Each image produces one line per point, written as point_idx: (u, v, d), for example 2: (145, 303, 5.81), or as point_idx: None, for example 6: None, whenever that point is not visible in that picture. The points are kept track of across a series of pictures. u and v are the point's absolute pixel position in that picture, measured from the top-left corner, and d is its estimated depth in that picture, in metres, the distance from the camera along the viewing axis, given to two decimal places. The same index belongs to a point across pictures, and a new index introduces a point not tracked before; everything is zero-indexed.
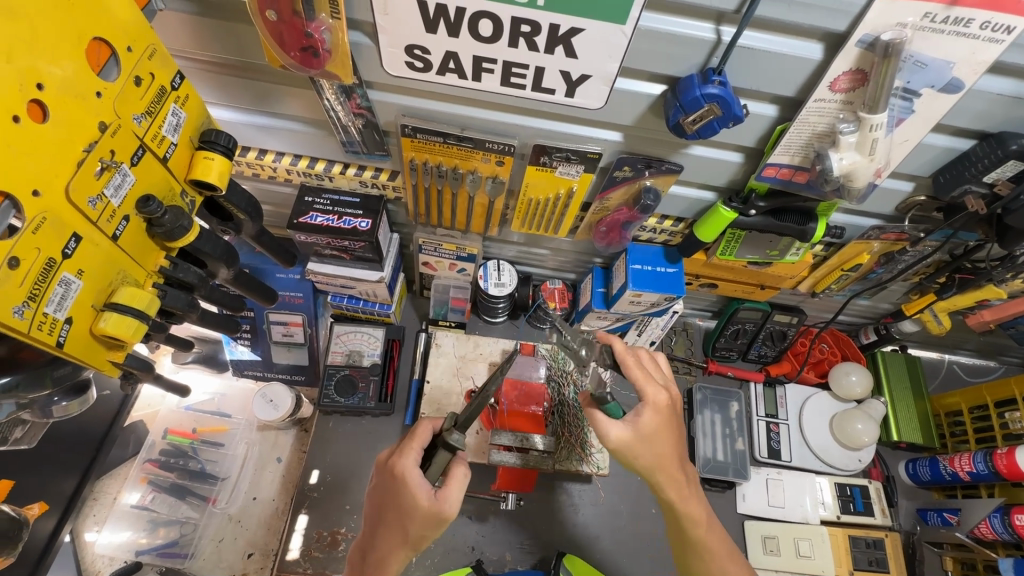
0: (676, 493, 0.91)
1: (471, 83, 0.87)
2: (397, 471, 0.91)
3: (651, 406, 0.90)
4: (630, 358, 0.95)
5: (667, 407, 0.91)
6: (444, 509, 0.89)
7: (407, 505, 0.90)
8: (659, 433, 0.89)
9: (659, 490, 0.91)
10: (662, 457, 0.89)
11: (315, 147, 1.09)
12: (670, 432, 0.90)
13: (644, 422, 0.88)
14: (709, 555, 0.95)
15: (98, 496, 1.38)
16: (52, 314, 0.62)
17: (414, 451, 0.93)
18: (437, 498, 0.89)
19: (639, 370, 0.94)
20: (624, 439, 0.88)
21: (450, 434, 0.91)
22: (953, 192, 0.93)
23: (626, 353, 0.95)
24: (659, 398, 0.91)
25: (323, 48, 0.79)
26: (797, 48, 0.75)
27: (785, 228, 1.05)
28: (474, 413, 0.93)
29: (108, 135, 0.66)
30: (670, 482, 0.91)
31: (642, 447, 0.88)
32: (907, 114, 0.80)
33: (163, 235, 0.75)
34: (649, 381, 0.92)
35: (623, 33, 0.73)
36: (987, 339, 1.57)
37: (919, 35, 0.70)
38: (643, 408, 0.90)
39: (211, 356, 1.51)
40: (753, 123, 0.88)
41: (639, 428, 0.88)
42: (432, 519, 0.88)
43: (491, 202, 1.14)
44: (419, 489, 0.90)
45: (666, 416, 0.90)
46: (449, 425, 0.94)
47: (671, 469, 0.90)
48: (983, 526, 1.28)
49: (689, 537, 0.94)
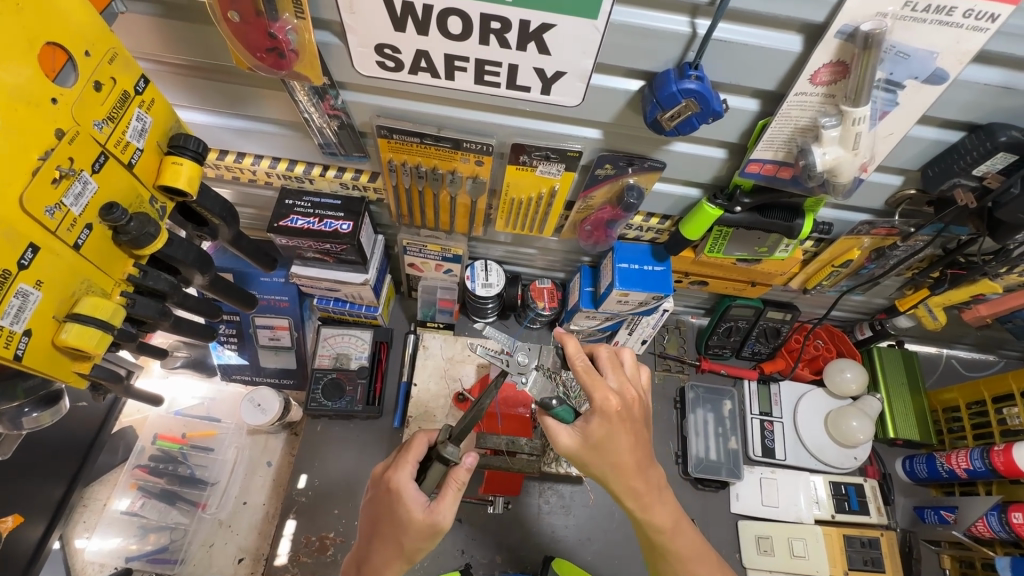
0: (637, 503, 0.92)
1: (445, 82, 0.85)
2: (393, 484, 0.91)
3: (599, 414, 0.86)
4: (580, 360, 0.89)
5: (616, 413, 0.86)
6: (439, 521, 0.88)
7: (402, 519, 0.89)
8: (610, 442, 0.87)
9: (620, 499, 0.92)
10: (617, 467, 0.89)
11: (294, 150, 1.07)
12: (623, 441, 0.87)
13: (593, 431, 0.87)
14: (678, 561, 0.95)
15: (89, 503, 1.37)
16: (8, 326, 0.61)
17: (408, 464, 0.93)
18: (431, 511, 0.88)
19: (588, 375, 0.88)
20: (573, 445, 0.89)
21: (444, 447, 0.91)
22: (942, 186, 0.90)
23: (578, 355, 0.89)
24: (608, 405, 0.86)
25: (289, 48, 0.77)
26: (776, 40, 0.73)
27: (772, 225, 1.02)
28: (468, 427, 0.91)
29: (65, 142, 0.64)
30: (628, 490, 0.91)
31: (593, 453, 0.88)
32: (891, 107, 0.78)
33: (130, 243, 0.74)
34: (597, 386, 0.86)
35: (595, 28, 0.71)
36: (985, 333, 1.54)
37: (900, 24, 0.68)
38: (592, 414, 0.87)
39: (199, 360, 1.50)
40: (735, 118, 0.86)
41: (586, 435, 0.87)
42: (427, 531, 0.88)
43: (473, 202, 1.12)
44: (414, 502, 0.89)
45: (616, 424, 0.87)
46: (444, 437, 0.93)
47: (630, 477, 0.90)
48: (980, 524, 1.26)
49: (660, 545, 0.95)
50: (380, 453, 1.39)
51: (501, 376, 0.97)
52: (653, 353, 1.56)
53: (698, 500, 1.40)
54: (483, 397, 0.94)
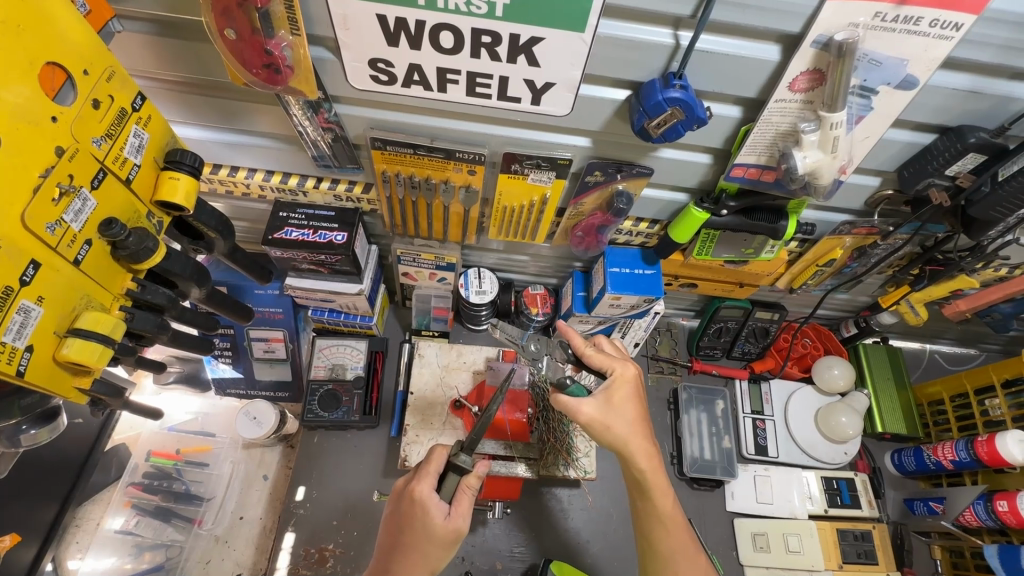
0: (648, 463, 0.93)
1: (437, 95, 0.87)
2: (416, 495, 0.91)
3: (618, 380, 0.94)
4: (590, 349, 1.00)
5: (633, 378, 0.96)
6: (460, 526, 0.92)
7: (425, 529, 0.90)
8: (624, 401, 0.93)
9: (630, 461, 0.93)
10: (633, 424, 0.93)
11: (287, 162, 1.08)
12: (636, 402, 0.95)
13: (614, 393, 0.94)
14: (670, 524, 0.95)
15: (81, 523, 1.34)
16: (10, 343, 0.61)
17: (429, 476, 0.93)
18: (452, 518, 0.91)
19: (601, 355, 0.98)
20: (594, 413, 0.92)
21: (460, 457, 0.94)
22: (918, 185, 0.94)
23: (586, 346, 1.00)
24: (626, 372, 0.96)
25: (284, 64, 0.79)
26: (755, 50, 0.76)
27: (757, 227, 1.06)
28: (482, 431, 0.95)
29: (65, 160, 0.65)
30: (642, 450, 0.92)
31: (612, 416, 0.92)
32: (866, 112, 0.81)
33: (128, 257, 0.75)
34: (616, 359, 0.97)
35: (582, 41, 0.74)
36: (965, 328, 1.59)
37: (871, 34, 0.71)
38: (611, 383, 0.94)
39: (192, 375, 1.48)
40: (718, 125, 0.89)
41: (608, 398, 0.93)
42: (448, 539, 0.91)
43: (466, 211, 1.14)
44: (437, 511, 0.90)
45: (631, 387, 0.95)
46: (456, 448, 0.97)
47: (640, 435, 0.93)
48: (968, 514, 1.29)
49: (658, 507, 0.95)
50: (378, 463, 1.39)
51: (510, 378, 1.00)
52: (646, 356, 1.59)
53: (694, 500, 1.42)
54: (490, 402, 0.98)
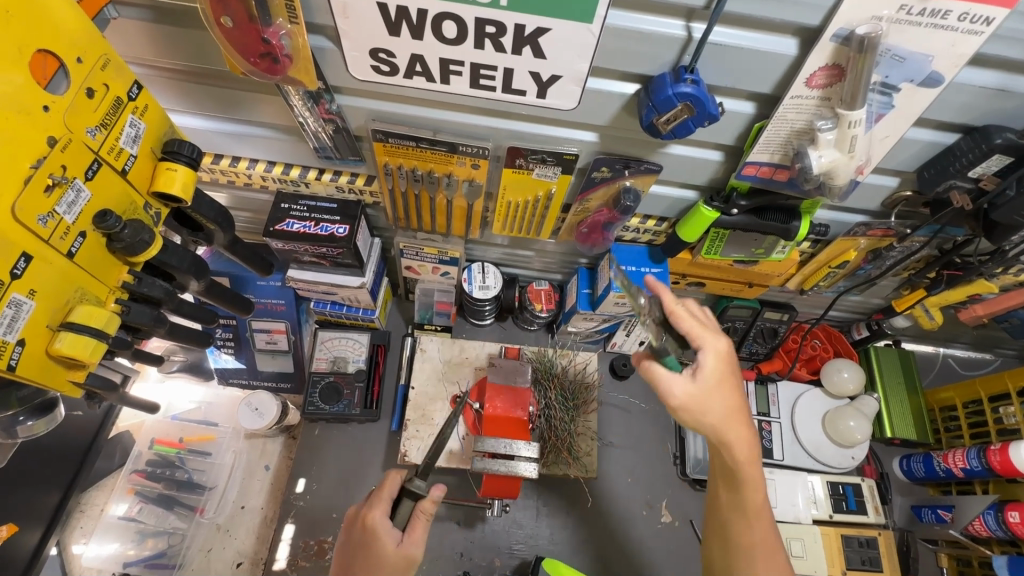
0: (745, 453, 0.88)
1: (440, 86, 0.84)
2: (368, 521, 0.90)
3: (712, 355, 0.87)
4: (681, 308, 0.91)
5: (727, 355, 0.88)
6: (413, 554, 0.90)
7: (376, 556, 0.89)
8: (721, 383, 0.87)
9: (726, 449, 0.88)
10: (731, 409, 0.87)
11: (289, 153, 1.07)
12: (734, 380, 0.88)
13: (707, 369, 0.86)
14: (756, 519, 0.91)
15: (86, 508, 1.37)
16: (1, 337, 0.61)
17: (382, 502, 0.92)
18: (405, 544, 0.90)
19: (692, 319, 0.89)
20: (686, 396, 0.86)
21: (414, 482, 0.92)
22: (939, 187, 0.90)
23: (676, 303, 0.91)
24: (719, 346, 0.88)
25: (283, 53, 0.77)
26: (772, 43, 0.73)
27: (768, 227, 1.03)
28: (434, 460, 0.92)
29: (58, 150, 0.64)
30: (741, 438, 0.87)
31: (709, 398, 0.86)
32: (886, 110, 0.77)
33: (124, 250, 0.74)
34: (707, 330, 0.88)
35: (589, 32, 0.71)
36: (981, 332, 1.55)
37: (895, 27, 0.68)
38: (705, 357, 0.87)
39: (196, 365, 1.49)
40: (731, 121, 0.86)
41: (706, 378, 0.86)
42: (401, 567, 0.89)
43: (469, 205, 1.12)
44: (388, 536, 0.89)
45: (728, 364, 0.88)
46: (412, 473, 0.95)
47: (741, 422, 0.87)
48: (977, 523, 1.26)
49: (747, 500, 0.91)
50: (379, 456, 1.39)
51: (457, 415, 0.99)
52: None
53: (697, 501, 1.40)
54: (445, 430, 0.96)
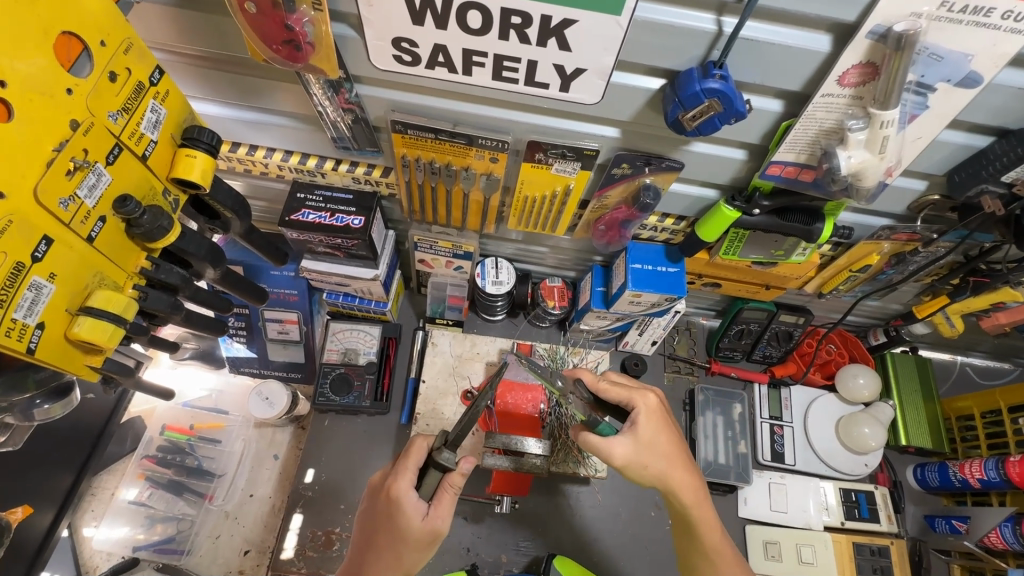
0: (691, 497, 0.92)
1: (462, 78, 0.83)
2: (393, 493, 0.89)
3: (643, 412, 0.92)
4: (604, 382, 0.98)
5: (658, 409, 0.94)
6: (438, 528, 0.89)
7: (401, 528, 0.89)
8: (658, 437, 0.92)
9: (674, 496, 0.92)
10: (669, 458, 0.91)
11: (306, 143, 1.06)
12: (668, 432, 0.93)
13: (642, 426, 0.91)
14: (716, 557, 0.94)
15: (97, 492, 1.38)
16: (21, 319, 0.60)
17: (408, 472, 0.91)
18: (430, 518, 0.89)
19: (618, 387, 0.96)
20: (627, 454, 0.90)
21: (442, 453, 0.90)
22: (969, 192, 0.88)
23: (598, 380, 0.99)
24: (649, 403, 0.94)
25: (305, 41, 0.76)
26: (805, 39, 0.71)
27: (789, 228, 1.00)
28: (465, 431, 0.90)
29: (80, 134, 0.63)
30: (684, 483, 0.92)
31: (648, 454, 0.90)
32: (920, 110, 0.75)
33: (143, 236, 0.73)
34: (635, 392, 0.94)
35: (617, 25, 0.69)
36: (1002, 341, 1.52)
37: (934, 25, 0.65)
38: (638, 417, 0.92)
39: (208, 353, 1.49)
40: (757, 119, 0.84)
41: (639, 437, 0.90)
42: (425, 541, 0.89)
43: (486, 199, 1.11)
44: (414, 510, 0.89)
45: (660, 419, 0.93)
46: (439, 442, 0.92)
47: (682, 467, 0.92)
48: (993, 535, 1.24)
49: (704, 540, 0.94)
50: (387, 449, 1.39)
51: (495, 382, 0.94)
52: (663, 354, 1.54)
53: None
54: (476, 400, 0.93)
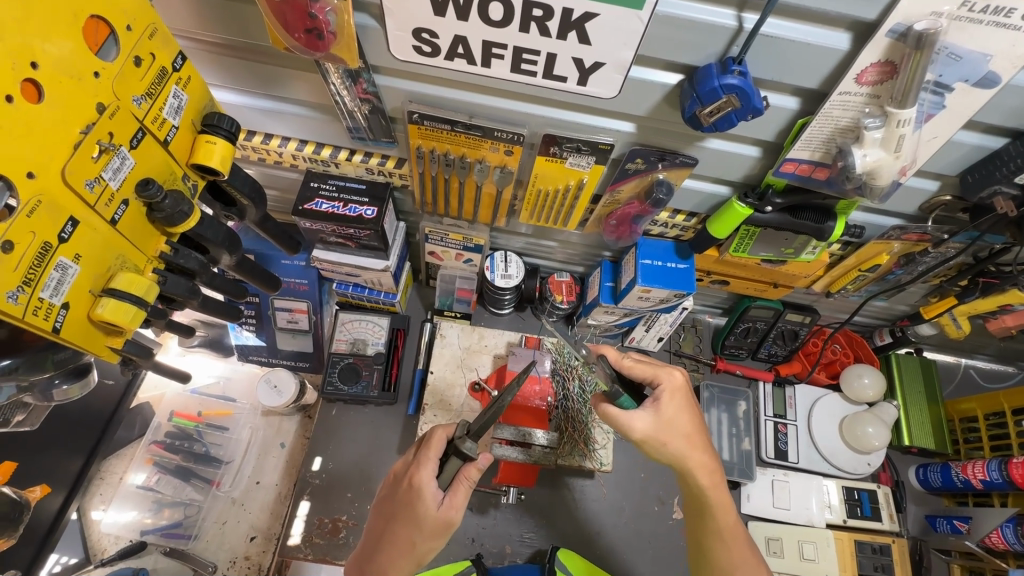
0: (708, 479, 0.94)
1: (481, 70, 0.84)
2: (415, 482, 0.91)
3: (668, 390, 0.93)
4: (629, 359, 0.96)
5: (682, 387, 0.94)
6: (452, 518, 0.91)
7: (418, 515, 0.90)
8: (680, 417, 0.93)
9: (690, 476, 0.94)
10: (689, 438, 0.93)
11: (321, 133, 1.07)
12: (690, 412, 0.94)
13: (665, 402, 0.93)
14: (730, 538, 0.95)
15: (105, 476, 1.39)
16: (47, 299, 0.61)
17: (430, 461, 0.93)
18: (445, 508, 0.90)
19: (644, 364, 0.96)
20: (648, 427, 0.91)
21: (465, 443, 0.90)
22: (982, 193, 0.89)
23: (623, 357, 0.96)
24: (674, 380, 0.94)
25: (328, 30, 0.76)
26: (823, 37, 0.71)
27: (801, 226, 1.01)
28: (487, 424, 0.90)
29: (106, 117, 0.64)
30: (701, 464, 0.94)
31: (668, 432, 0.92)
32: (937, 110, 0.76)
33: (164, 220, 0.74)
34: (661, 369, 0.95)
35: (639, 19, 0.70)
36: (1007, 344, 1.53)
37: (954, 25, 0.66)
38: (661, 394, 0.93)
39: (217, 340, 1.51)
40: (773, 116, 0.85)
41: (661, 413, 0.92)
42: (438, 530, 0.90)
43: (498, 192, 1.11)
44: (432, 498, 0.90)
45: (683, 398, 0.94)
46: (461, 432, 0.93)
47: (702, 448, 0.94)
48: (994, 535, 1.25)
49: (719, 523, 0.95)
50: (394, 439, 1.40)
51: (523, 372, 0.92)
52: (669, 351, 1.55)
53: None
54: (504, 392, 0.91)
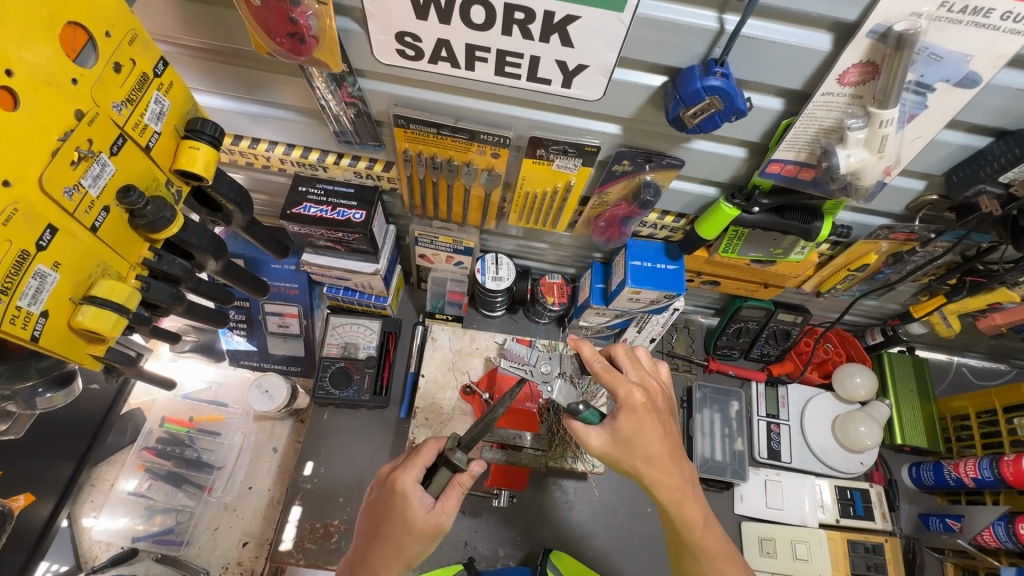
0: (668, 495, 0.90)
1: (465, 73, 0.84)
2: (399, 486, 0.91)
3: (625, 408, 0.89)
4: (597, 363, 0.92)
5: (642, 405, 0.89)
6: (442, 522, 0.90)
7: (407, 519, 0.89)
8: (639, 435, 0.88)
9: (651, 492, 0.91)
10: (648, 458, 0.88)
11: (308, 137, 1.06)
12: (651, 431, 0.89)
13: (621, 424, 0.89)
14: (704, 557, 0.91)
15: (96, 482, 1.38)
16: (25, 307, 0.61)
17: (416, 467, 0.93)
18: (436, 511, 0.90)
19: (608, 373, 0.92)
20: (604, 446, 0.90)
21: (454, 453, 0.91)
22: (967, 192, 0.89)
23: (595, 359, 0.93)
24: (633, 398, 0.89)
25: (309, 34, 0.76)
26: (805, 38, 0.71)
27: (789, 227, 1.01)
28: (478, 435, 0.91)
29: (85, 124, 0.64)
30: (662, 481, 0.89)
31: (624, 451, 0.89)
32: (919, 110, 0.76)
33: (146, 226, 0.74)
34: (621, 384, 0.91)
35: (620, 21, 0.70)
36: (998, 342, 1.53)
37: (934, 25, 0.66)
38: (619, 410, 0.90)
39: (208, 345, 1.51)
40: (757, 117, 0.85)
41: (616, 431, 0.89)
42: (428, 533, 0.89)
43: (487, 194, 1.11)
44: (420, 503, 0.90)
45: (644, 416, 0.89)
46: (453, 443, 0.94)
47: (664, 468, 0.89)
48: (987, 533, 1.25)
49: (688, 540, 0.91)
50: (387, 443, 1.40)
51: (519, 387, 0.94)
52: (661, 352, 1.55)
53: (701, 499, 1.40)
54: (497, 404, 0.92)
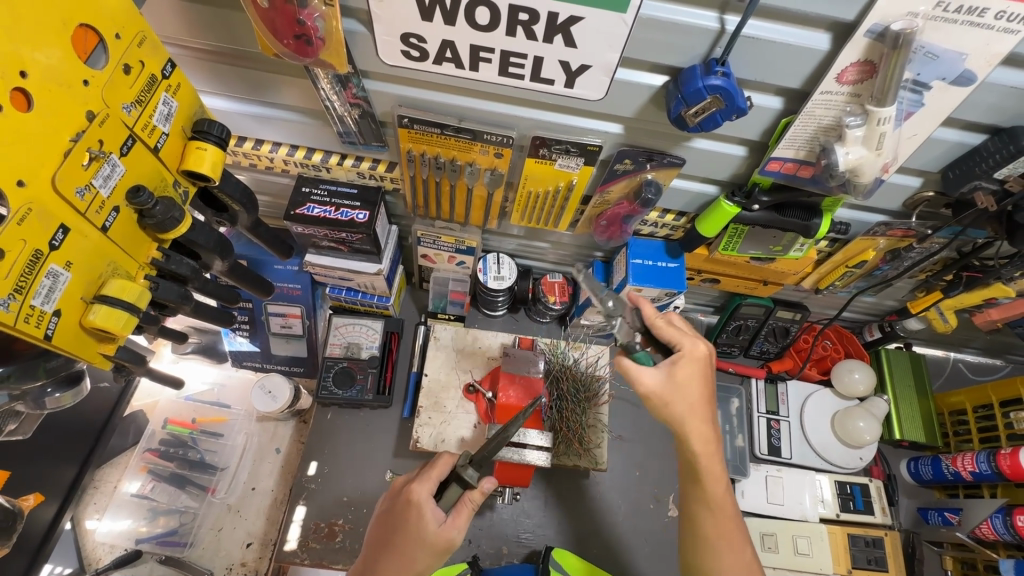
0: (703, 447, 0.92)
1: (469, 73, 0.85)
2: (412, 497, 0.92)
3: (687, 356, 0.92)
4: (661, 320, 0.97)
5: (701, 359, 0.93)
6: (453, 538, 0.91)
7: (418, 531, 0.90)
8: (691, 386, 0.91)
9: (685, 442, 0.92)
10: (693, 406, 0.91)
11: (312, 138, 1.07)
12: (703, 385, 0.92)
13: (679, 370, 0.91)
14: (718, 510, 0.93)
15: (99, 485, 1.38)
16: (39, 306, 0.62)
17: (429, 480, 0.94)
18: (446, 526, 0.91)
19: (673, 328, 0.95)
20: (655, 385, 0.91)
21: (466, 470, 0.93)
22: (963, 188, 0.91)
23: (658, 317, 0.97)
24: (696, 351, 0.93)
25: (316, 36, 0.77)
26: (804, 38, 0.73)
27: (788, 224, 1.02)
28: (489, 453, 0.93)
29: (96, 125, 0.65)
30: (699, 432, 0.91)
31: (675, 396, 0.91)
32: (916, 107, 0.78)
33: (155, 226, 0.75)
34: (686, 335, 0.93)
35: (623, 22, 0.71)
36: (994, 337, 1.55)
37: (930, 25, 0.67)
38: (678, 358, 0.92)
39: (210, 347, 1.51)
40: (757, 116, 0.86)
41: (672, 375, 0.91)
42: (438, 548, 0.90)
43: (490, 194, 1.12)
44: (432, 516, 0.90)
45: (699, 367, 0.92)
46: (466, 459, 0.95)
47: (702, 417, 0.91)
48: (984, 526, 1.27)
49: (709, 493, 0.92)
50: (390, 442, 1.40)
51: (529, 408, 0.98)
52: None
53: None
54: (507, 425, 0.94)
